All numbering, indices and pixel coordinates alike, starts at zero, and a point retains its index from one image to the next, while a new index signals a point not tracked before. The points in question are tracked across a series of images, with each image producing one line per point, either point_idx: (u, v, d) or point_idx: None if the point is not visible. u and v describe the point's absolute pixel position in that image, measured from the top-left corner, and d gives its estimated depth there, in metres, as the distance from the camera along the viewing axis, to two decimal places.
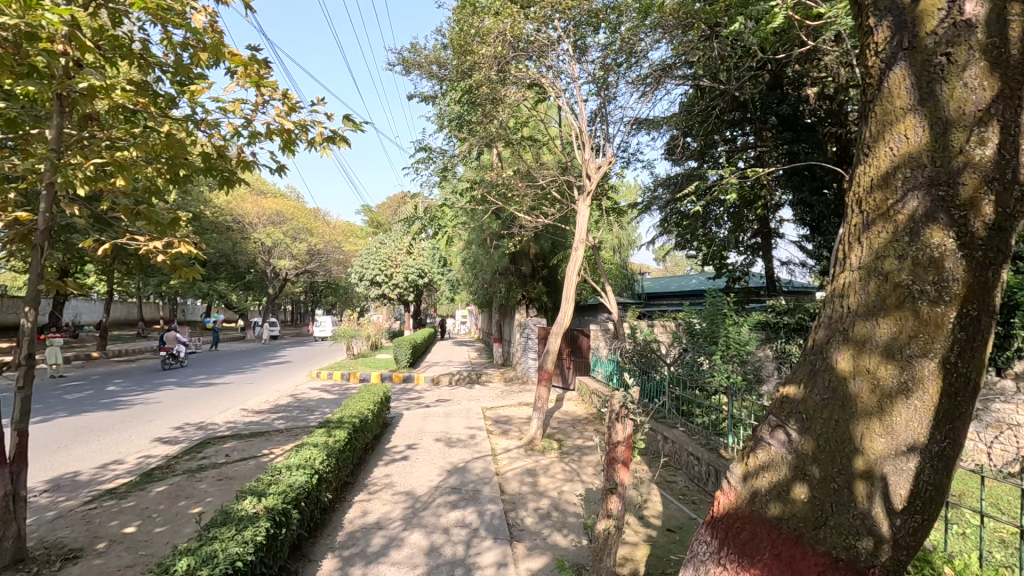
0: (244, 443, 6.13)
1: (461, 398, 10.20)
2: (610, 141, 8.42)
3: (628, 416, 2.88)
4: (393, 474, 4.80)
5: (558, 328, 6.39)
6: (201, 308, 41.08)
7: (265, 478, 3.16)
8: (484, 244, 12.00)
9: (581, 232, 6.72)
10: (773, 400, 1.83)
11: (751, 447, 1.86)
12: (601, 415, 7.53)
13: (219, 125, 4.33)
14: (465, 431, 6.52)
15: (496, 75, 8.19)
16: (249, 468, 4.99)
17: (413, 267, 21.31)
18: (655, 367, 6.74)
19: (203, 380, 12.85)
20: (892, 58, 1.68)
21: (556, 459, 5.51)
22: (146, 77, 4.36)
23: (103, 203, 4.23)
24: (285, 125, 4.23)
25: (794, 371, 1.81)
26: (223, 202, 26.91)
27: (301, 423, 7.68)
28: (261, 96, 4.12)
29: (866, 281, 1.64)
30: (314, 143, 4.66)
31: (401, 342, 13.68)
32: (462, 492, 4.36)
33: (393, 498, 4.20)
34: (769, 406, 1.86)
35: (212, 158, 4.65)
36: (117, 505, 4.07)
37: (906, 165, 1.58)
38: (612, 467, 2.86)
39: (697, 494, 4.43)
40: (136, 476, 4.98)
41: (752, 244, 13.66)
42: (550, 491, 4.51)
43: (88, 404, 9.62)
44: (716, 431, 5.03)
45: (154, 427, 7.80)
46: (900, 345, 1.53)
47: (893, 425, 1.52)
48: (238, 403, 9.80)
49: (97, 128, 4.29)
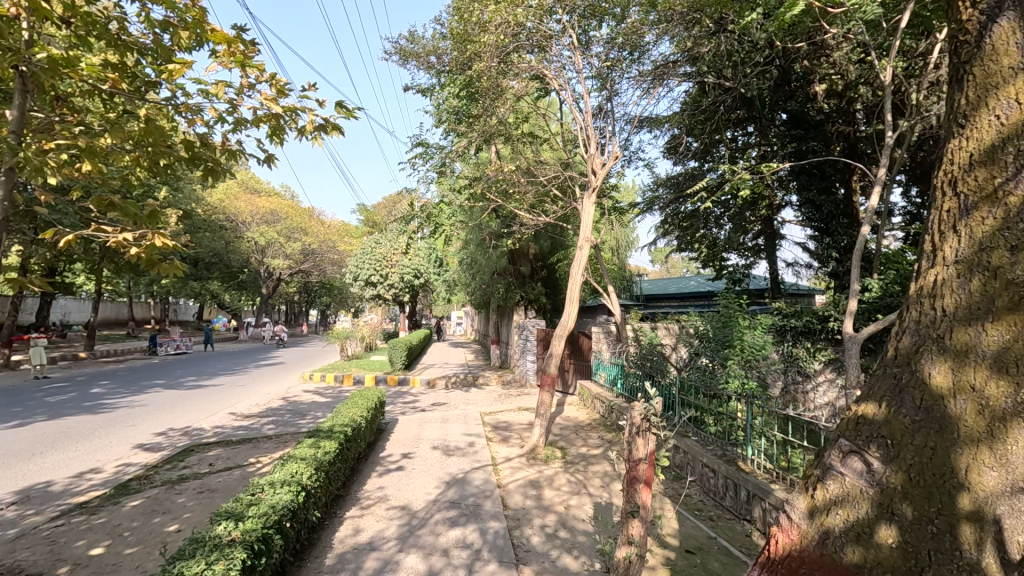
0: (230, 450, 5.81)
1: (458, 401, 9.89)
2: (615, 137, 8.12)
3: (651, 430, 2.60)
4: (386, 486, 4.49)
5: (562, 330, 6.08)
6: (193, 308, 40.60)
7: (245, 498, 2.83)
8: (482, 243, 11.55)
9: (586, 230, 6.40)
10: (845, 424, 1.54)
11: (818, 476, 1.57)
12: (605, 421, 7.24)
13: (202, 110, 4.00)
14: (463, 438, 6.22)
15: (497, 66, 7.89)
16: (234, 479, 4.67)
17: (409, 267, 20.99)
18: (661, 372, 6.44)
19: (193, 381, 12.50)
20: (995, 10, 1.40)
21: (560, 469, 5.20)
22: (123, 59, 4.01)
23: (74, 193, 3.85)
24: (273, 110, 3.92)
25: (871, 388, 1.53)
26: (216, 200, 26.53)
27: (292, 429, 7.35)
28: (246, 79, 3.81)
29: (966, 278, 1.35)
30: (303, 132, 4.37)
31: (396, 344, 13.35)
32: (462, 507, 4.05)
33: (387, 514, 3.90)
34: (838, 427, 1.58)
35: (196, 147, 4.30)
36: (86, 521, 3.74)
37: (1018, 136, 1.30)
38: (633, 488, 2.57)
39: (714, 510, 4.11)
40: (111, 487, 4.64)
41: (755, 246, 13.42)
42: (556, 506, 4.21)
43: (70, 407, 9.23)
44: (733, 441, 4.72)
45: (138, 432, 7.45)
46: (1015, 355, 1.23)
47: (1008, 457, 1.22)
48: (227, 406, 9.47)
49: (69, 113, 3.93)
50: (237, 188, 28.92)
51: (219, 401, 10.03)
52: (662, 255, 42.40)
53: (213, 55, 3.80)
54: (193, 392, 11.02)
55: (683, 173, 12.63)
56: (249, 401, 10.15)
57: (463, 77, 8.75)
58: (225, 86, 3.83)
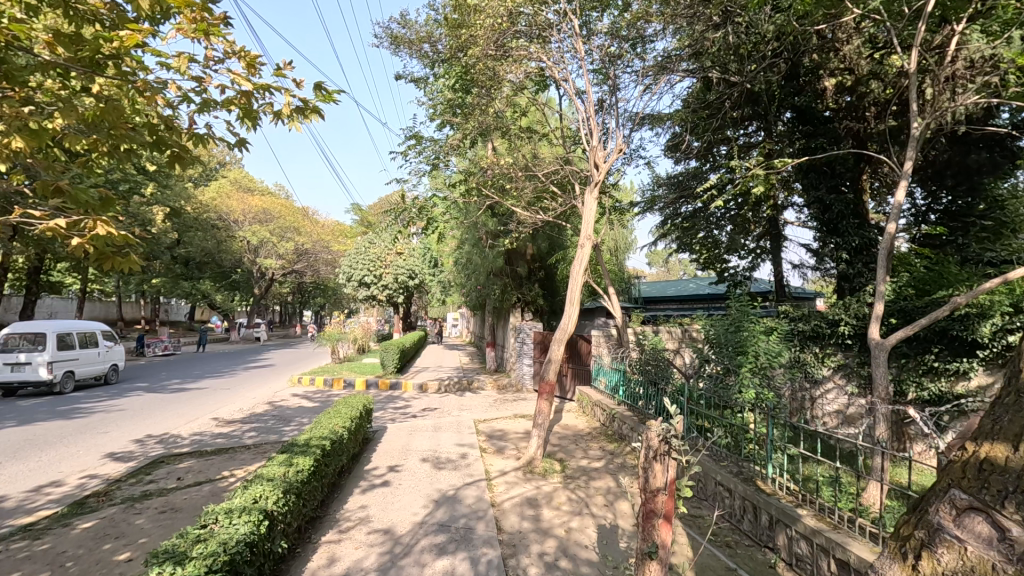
0: (204, 462, 5.38)
1: (452, 407, 9.46)
2: (618, 131, 7.76)
3: (671, 454, 2.22)
4: (369, 506, 4.08)
5: (560, 334, 5.68)
6: (185, 309, 40.05)
7: (193, 533, 2.41)
8: (479, 242, 11.16)
9: (588, 228, 5.98)
10: (969, 475, 1.62)
11: (923, 541, 1.67)
12: (606, 430, 6.85)
13: (164, 88, 3.61)
14: (455, 448, 5.81)
15: (496, 52, 7.52)
16: (202, 496, 4.25)
17: (403, 268, 20.55)
18: (667, 380, 6.03)
19: (176, 384, 12.00)
20: None
21: (559, 485, 4.80)
22: (78, 31, 3.62)
23: (15, 177, 3.45)
24: (242, 87, 3.53)
25: (1001, 434, 1.60)
26: (207, 199, 26.12)
27: (274, 437, 6.92)
28: (212, 51, 3.42)
29: None
30: (279, 115, 3.99)
31: (389, 347, 12.91)
32: (452, 531, 3.65)
33: (367, 539, 3.49)
34: (953, 479, 1.67)
35: (160, 130, 3.90)
36: (26, 548, 3.31)
37: None
38: (650, 523, 2.19)
39: (730, 535, 3.73)
40: (65, 505, 4.20)
41: (757, 248, 13.08)
42: (555, 529, 3.81)
43: (42, 412, 8.75)
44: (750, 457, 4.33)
45: (109, 440, 6.99)
46: None
47: None
48: (209, 411, 9.02)
49: (15, 89, 3.54)
50: (229, 187, 28.50)
51: (201, 406, 9.57)
52: (661, 255, 41.85)
53: (177, 24, 3.42)
54: (175, 396, 10.54)
55: (684, 173, 12.27)
56: (232, 405, 9.70)
57: (457, 67, 8.39)
58: (189, 60, 3.45)
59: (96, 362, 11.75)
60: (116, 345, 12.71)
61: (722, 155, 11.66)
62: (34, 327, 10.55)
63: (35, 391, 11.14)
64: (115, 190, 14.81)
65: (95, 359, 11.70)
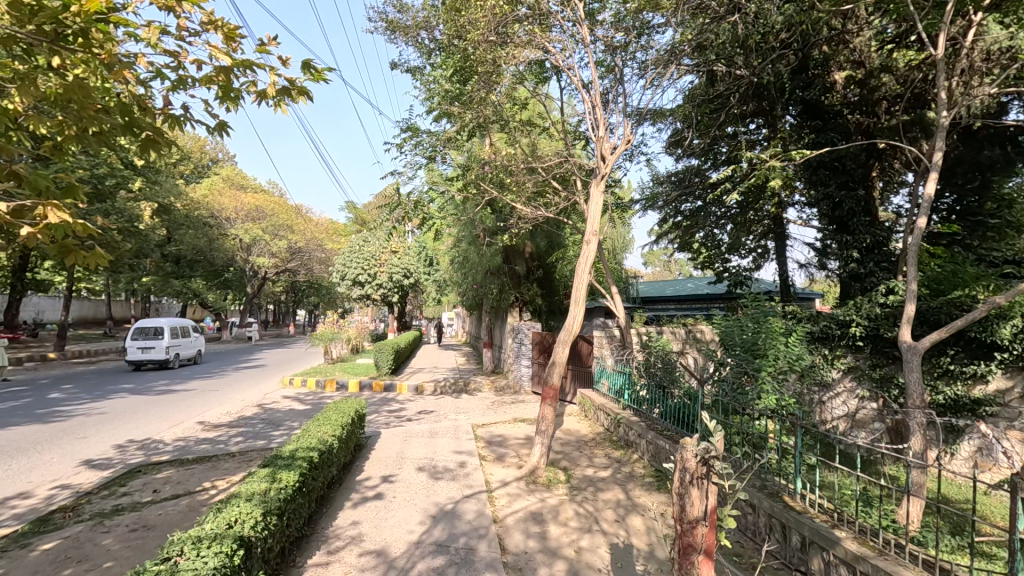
0: (185, 471, 5.03)
1: (448, 410, 9.13)
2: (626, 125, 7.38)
3: (712, 478, 1.94)
4: (361, 523, 3.75)
5: (565, 335, 5.37)
6: (176, 308, 39.56)
7: (153, 570, 2.07)
8: (476, 240, 10.82)
9: (593, 223, 5.65)
10: None
11: None
12: (611, 436, 6.55)
13: (132, 63, 3.28)
14: (453, 456, 5.49)
15: (496, 39, 7.21)
16: (179, 512, 3.90)
17: (398, 267, 20.21)
18: (677, 384, 5.71)
19: (163, 386, 11.61)
20: None
21: (565, 498, 4.48)
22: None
23: None
24: (220, 62, 3.21)
25: None
26: (199, 195, 25.68)
27: (262, 443, 6.56)
28: (185, 21, 3.10)
29: None
30: (263, 96, 3.69)
31: (383, 347, 12.55)
32: (451, 553, 3.32)
33: (358, 562, 3.16)
34: None
35: (132, 112, 3.58)
36: None
37: None
38: (689, 560, 1.90)
39: (756, 556, 3.43)
40: (28, 521, 3.84)
41: (758, 248, 12.83)
42: (564, 549, 3.49)
43: (20, 415, 8.35)
44: (771, 470, 4.01)
45: (88, 445, 6.62)
46: None
47: None
48: (196, 414, 8.65)
49: None
50: (222, 184, 28.04)
51: (187, 408, 9.20)
52: (658, 254, 41.69)
53: None
54: (161, 398, 10.16)
55: (684, 170, 11.97)
56: (220, 408, 9.34)
57: (457, 55, 8.06)
58: (160, 31, 3.12)
59: (188, 348, 16.01)
60: (198, 335, 17.08)
61: (723, 152, 11.37)
62: (153, 322, 14.71)
63: (148, 367, 15.42)
64: (103, 186, 14.42)
65: (189, 345, 16.03)
